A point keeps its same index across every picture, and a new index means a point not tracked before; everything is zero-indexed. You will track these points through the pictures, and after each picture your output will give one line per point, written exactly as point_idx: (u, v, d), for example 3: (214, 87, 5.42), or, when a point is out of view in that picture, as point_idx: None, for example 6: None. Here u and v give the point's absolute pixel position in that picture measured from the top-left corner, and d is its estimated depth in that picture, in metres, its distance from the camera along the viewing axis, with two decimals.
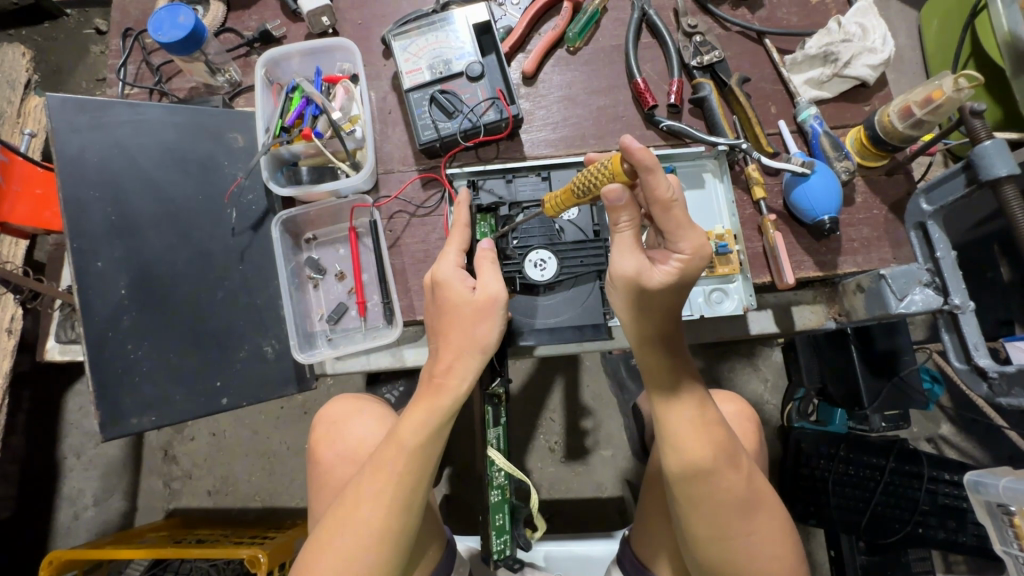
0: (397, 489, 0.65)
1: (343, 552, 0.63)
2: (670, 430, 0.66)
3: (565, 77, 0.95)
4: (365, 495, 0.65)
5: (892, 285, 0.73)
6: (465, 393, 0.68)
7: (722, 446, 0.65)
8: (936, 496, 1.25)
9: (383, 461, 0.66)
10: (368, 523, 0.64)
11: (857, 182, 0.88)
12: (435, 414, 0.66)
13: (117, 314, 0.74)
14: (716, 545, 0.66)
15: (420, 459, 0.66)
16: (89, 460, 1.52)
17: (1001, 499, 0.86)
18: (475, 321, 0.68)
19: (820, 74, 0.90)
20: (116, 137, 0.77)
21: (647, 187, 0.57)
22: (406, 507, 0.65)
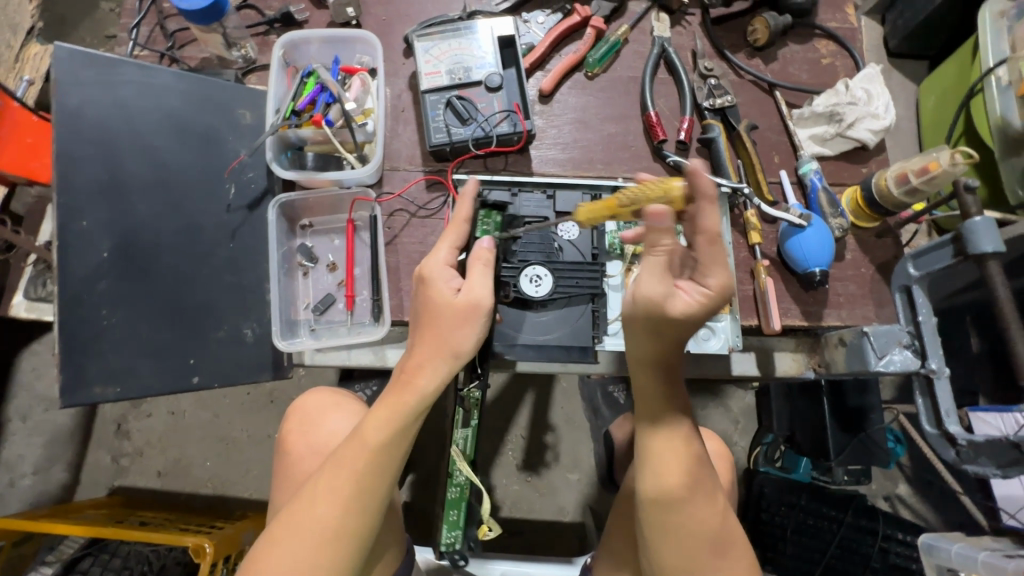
0: (355, 489, 0.63)
1: (297, 551, 0.61)
2: (652, 456, 0.65)
3: (580, 100, 0.96)
4: (321, 493, 0.63)
5: (872, 344, 0.76)
6: (438, 395, 0.67)
7: (699, 474, 0.65)
8: (887, 553, 1.31)
9: (344, 458, 0.64)
10: (322, 520, 0.62)
11: (849, 240, 0.90)
12: (401, 414, 0.65)
13: (94, 278, 0.71)
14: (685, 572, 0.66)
15: (383, 459, 0.64)
16: (35, 425, 1.45)
17: (951, 564, 0.88)
18: (458, 326, 0.68)
19: (825, 131, 0.93)
20: (118, 96, 0.75)
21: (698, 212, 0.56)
22: (364, 507, 0.63)
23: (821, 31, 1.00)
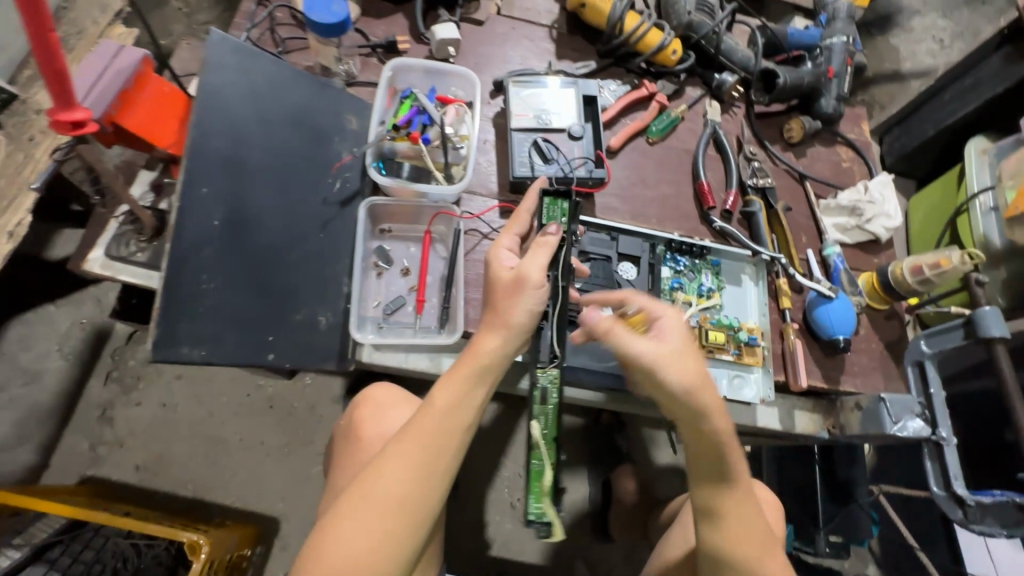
0: (421, 457, 0.64)
1: (367, 518, 0.62)
2: (724, 523, 0.69)
3: (640, 161, 1.08)
4: (389, 462, 0.64)
5: (888, 409, 0.84)
6: (500, 362, 0.70)
7: (736, 501, 0.70)
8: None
9: (414, 427, 0.66)
10: (389, 485, 0.62)
11: (863, 317, 1.02)
12: (462, 379, 0.68)
13: (203, 243, 0.71)
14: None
15: (450, 426, 0.66)
16: (10, 400, 1.36)
17: None
18: (512, 296, 0.72)
19: (846, 221, 1.07)
20: (253, 83, 0.79)
21: (672, 323, 0.71)
22: (434, 476, 0.65)
23: (842, 139, 1.18)
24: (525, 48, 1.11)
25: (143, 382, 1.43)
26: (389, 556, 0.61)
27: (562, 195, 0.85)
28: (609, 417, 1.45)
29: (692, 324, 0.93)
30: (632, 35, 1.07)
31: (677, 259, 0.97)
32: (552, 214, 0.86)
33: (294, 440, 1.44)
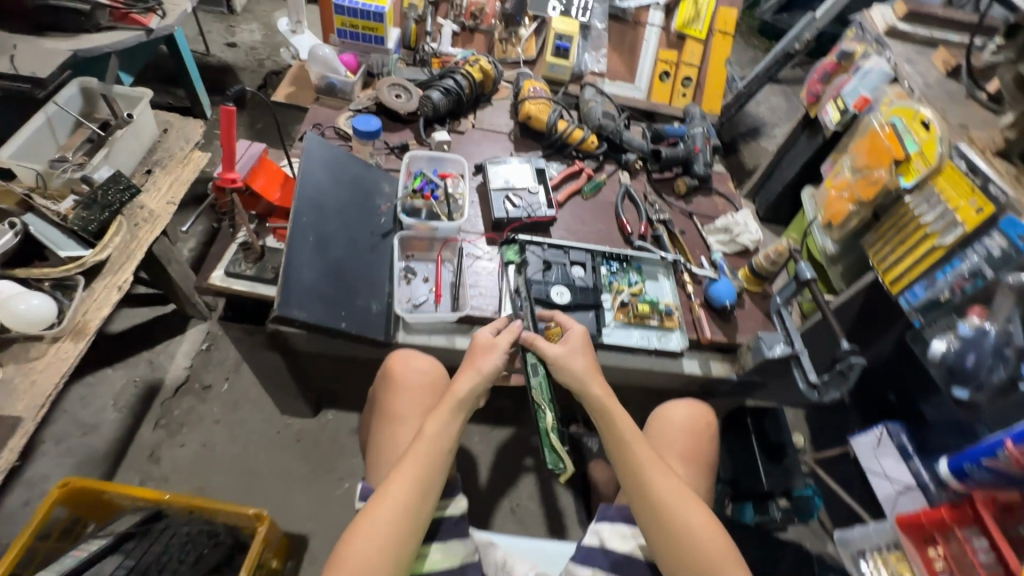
0: (421, 470, 0.93)
1: (402, 487, 0.91)
2: (656, 480, 0.96)
3: (580, 209, 1.57)
4: (396, 478, 0.92)
5: (763, 341, 1.25)
6: (470, 398, 1.03)
7: (632, 444, 1.01)
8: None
9: (416, 448, 0.95)
10: (397, 494, 0.90)
11: (745, 297, 1.46)
12: (446, 414, 1.00)
13: (302, 251, 1.10)
14: (651, 514, 0.94)
15: (438, 449, 0.96)
16: (68, 448, 1.57)
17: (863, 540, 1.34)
18: (490, 354, 1.08)
19: (723, 237, 1.56)
20: (330, 164, 1.26)
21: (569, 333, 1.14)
22: (439, 462, 0.95)
23: (717, 192, 1.72)
24: (494, 146, 1.65)
25: (186, 426, 1.66)
26: (394, 550, 0.86)
27: (513, 242, 1.36)
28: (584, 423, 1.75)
29: (626, 302, 1.34)
30: (563, 133, 1.63)
31: (611, 263, 1.42)
32: (511, 256, 1.35)
33: (319, 468, 1.66)
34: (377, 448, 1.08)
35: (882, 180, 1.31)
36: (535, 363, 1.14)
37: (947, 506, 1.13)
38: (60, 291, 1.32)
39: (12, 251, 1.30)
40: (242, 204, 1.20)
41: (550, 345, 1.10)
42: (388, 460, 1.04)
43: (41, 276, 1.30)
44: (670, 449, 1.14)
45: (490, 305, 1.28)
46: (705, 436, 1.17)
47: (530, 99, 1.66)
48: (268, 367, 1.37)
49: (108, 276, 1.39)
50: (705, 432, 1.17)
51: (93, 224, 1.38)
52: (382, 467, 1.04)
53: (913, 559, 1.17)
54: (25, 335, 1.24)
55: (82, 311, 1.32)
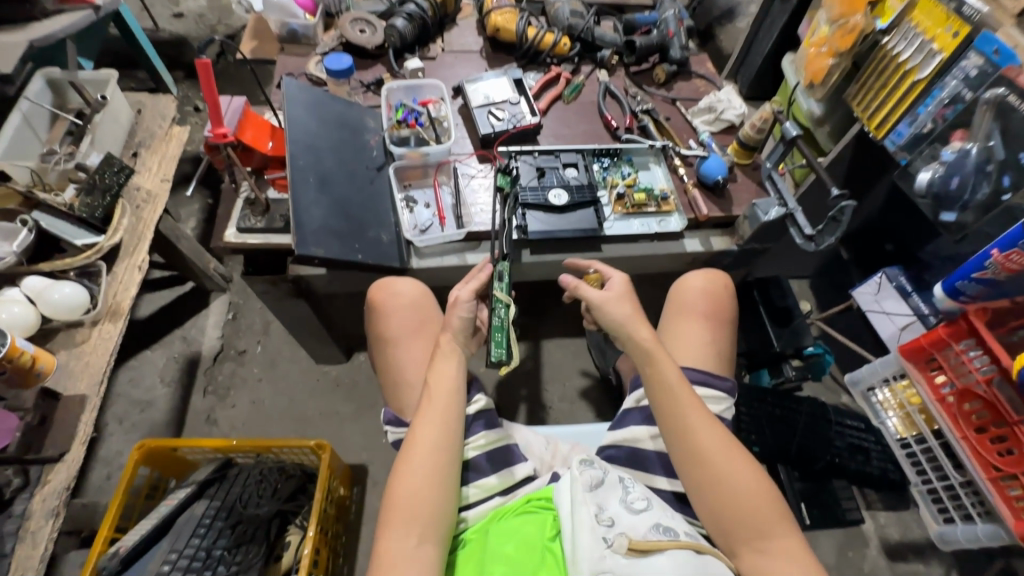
0: (441, 413, 1.02)
1: (427, 429, 1.00)
2: (689, 423, 0.90)
3: (564, 114, 1.58)
4: (419, 425, 1.01)
5: (760, 207, 1.31)
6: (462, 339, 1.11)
7: (679, 393, 0.92)
8: (846, 435, 1.73)
9: (429, 395, 1.04)
10: (426, 437, 1.00)
11: (738, 171, 1.49)
12: (447, 359, 1.08)
13: (306, 194, 1.15)
14: (697, 467, 0.87)
15: (450, 390, 1.05)
16: (132, 425, 1.69)
17: (870, 384, 1.45)
18: (453, 308, 1.12)
19: (709, 117, 1.56)
20: (314, 105, 1.27)
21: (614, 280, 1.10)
22: (454, 401, 1.04)
23: (697, 74, 1.70)
24: (469, 66, 1.64)
25: (233, 388, 1.77)
26: (438, 484, 0.96)
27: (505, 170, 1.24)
28: None
29: (622, 194, 1.38)
30: (535, 39, 1.61)
31: (602, 161, 1.45)
32: (502, 182, 1.24)
33: (363, 405, 1.78)
34: (387, 373, 1.16)
35: (859, 26, 1.27)
36: (502, 270, 1.19)
37: (943, 325, 1.21)
38: (87, 278, 1.38)
39: (31, 247, 1.35)
40: (236, 160, 1.22)
41: (596, 291, 1.05)
42: (400, 387, 1.13)
43: (66, 267, 1.34)
44: (692, 313, 1.12)
45: (493, 218, 1.33)
46: (725, 294, 1.15)
47: (495, 10, 1.63)
48: (297, 316, 1.45)
49: (126, 258, 1.44)
50: (725, 293, 1.16)
51: (99, 210, 1.42)
52: (403, 397, 1.13)
53: (918, 381, 1.28)
54: (67, 323, 1.32)
55: (113, 293, 1.39)
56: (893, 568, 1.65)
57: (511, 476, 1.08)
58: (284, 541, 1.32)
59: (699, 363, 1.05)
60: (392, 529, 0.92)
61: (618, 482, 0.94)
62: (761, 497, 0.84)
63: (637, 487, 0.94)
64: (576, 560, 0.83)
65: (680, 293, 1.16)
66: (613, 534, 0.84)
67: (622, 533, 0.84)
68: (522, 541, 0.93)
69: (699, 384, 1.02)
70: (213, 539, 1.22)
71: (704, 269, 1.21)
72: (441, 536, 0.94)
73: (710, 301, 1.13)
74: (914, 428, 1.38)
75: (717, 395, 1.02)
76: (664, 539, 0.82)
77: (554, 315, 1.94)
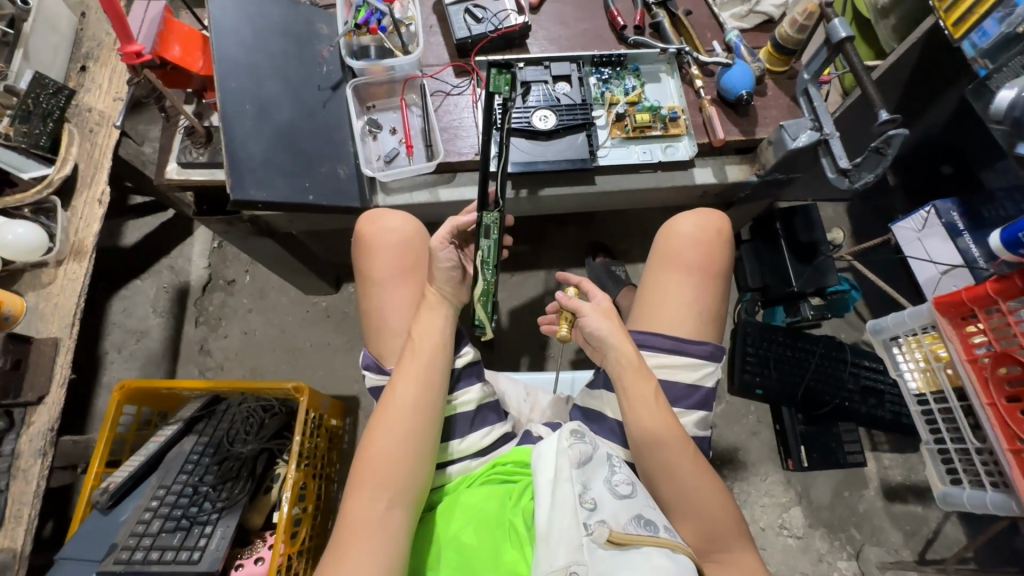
0: (424, 370, 0.92)
1: (408, 386, 0.90)
2: (656, 438, 0.84)
3: (561, 8, 1.29)
4: (400, 380, 0.91)
5: (787, 131, 1.08)
6: (453, 294, 0.99)
7: (657, 416, 0.84)
8: (859, 377, 1.64)
9: (413, 348, 0.93)
10: (406, 394, 0.89)
11: (769, 83, 1.23)
12: (435, 311, 0.97)
13: (242, 125, 1.00)
14: (664, 485, 0.83)
15: (437, 345, 0.94)
16: (130, 354, 1.72)
17: (893, 334, 1.30)
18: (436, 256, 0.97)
19: (740, 10, 1.27)
20: (247, 11, 1.06)
21: (600, 293, 0.97)
22: (438, 359, 0.93)
23: None
24: None
25: (224, 318, 1.76)
26: (417, 445, 0.88)
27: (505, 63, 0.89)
28: (605, 256, 1.70)
29: (622, 114, 1.16)
30: None
31: (602, 70, 1.20)
32: (499, 85, 0.89)
33: (355, 337, 1.75)
34: (367, 316, 1.03)
35: None
36: (488, 226, 1.00)
37: (992, 280, 1.03)
38: (43, 215, 1.30)
39: None
40: (161, 79, 1.05)
41: (591, 311, 0.92)
42: (381, 332, 1.00)
43: (19, 202, 1.27)
44: (678, 264, 0.97)
45: (468, 147, 1.14)
46: (720, 243, 0.99)
47: None
48: (268, 253, 1.36)
49: (84, 191, 1.35)
50: (718, 242, 0.99)
51: (43, 138, 1.31)
52: (384, 343, 1.00)
53: (950, 338, 1.12)
54: (31, 263, 1.26)
55: (74, 231, 1.31)
56: (890, 508, 1.62)
57: (490, 436, 1.01)
58: (274, 474, 1.36)
59: (674, 327, 0.94)
60: (361, 491, 0.83)
61: (605, 460, 0.84)
62: (725, 518, 0.81)
63: (625, 468, 0.85)
64: (550, 543, 0.74)
65: (670, 244, 1.00)
66: (594, 521, 0.75)
67: (603, 520, 0.76)
68: (484, 518, 0.87)
69: (668, 352, 0.92)
70: (201, 475, 1.25)
71: (697, 209, 1.03)
72: (414, 501, 0.85)
73: (704, 254, 0.97)
74: (933, 387, 1.22)
75: (692, 360, 0.92)
76: (644, 534, 0.75)
77: (555, 243, 1.80)
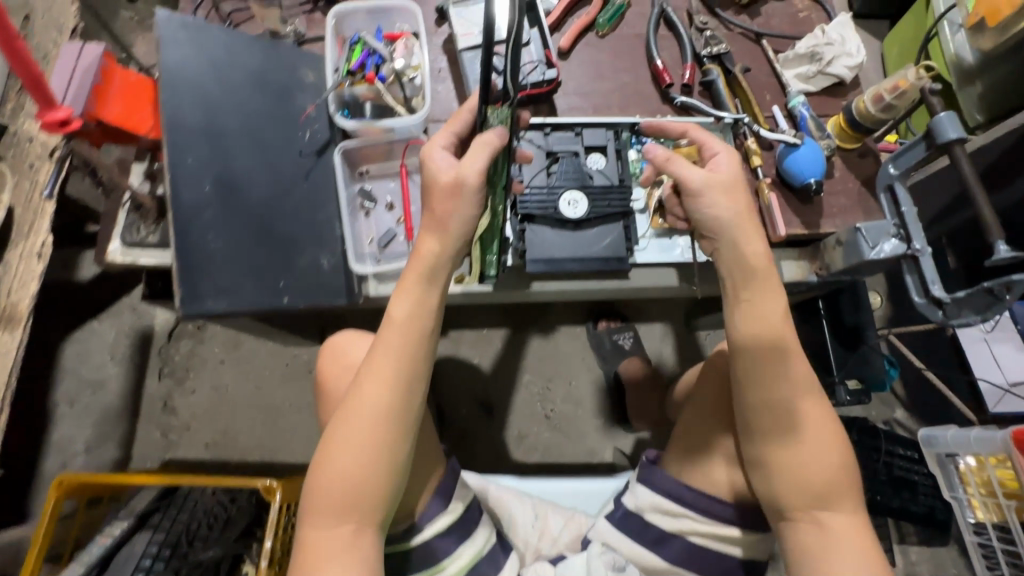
0: (399, 366, 0.69)
1: (375, 381, 0.69)
2: (781, 452, 0.68)
3: (594, 56, 1.09)
4: (366, 380, 0.69)
5: (865, 236, 0.90)
6: (444, 258, 0.70)
7: (783, 349, 0.67)
8: (890, 467, 1.49)
9: (385, 338, 0.70)
10: (375, 401, 0.68)
11: (836, 160, 1.04)
12: (423, 285, 0.70)
13: (201, 205, 0.77)
14: (770, 444, 0.68)
15: (413, 329, 0.70)
16: (83, 408, 1.50)
17: (949, 449, 1.15)
18: (453, 201, 0.68)
19: (808, 69, 1.07)
20: (210, 53, 0.83)
21: (722, 155, 0.71)
22: (416, 345, 0.70)
23: None
24: None
25: (193, 371, 1.56)
26: (376, 469, 0.68)
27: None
28: (609, 320, 1.60)
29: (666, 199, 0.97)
30: None
31: (643, 141, 1.01)
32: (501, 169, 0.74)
33: None
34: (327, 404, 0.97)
35: None
36: (497, 124, 0.70)
37: None
38: None
39: None
40: (97, 140, 0.83)
41: (694, 167, 0.70)
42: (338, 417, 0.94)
43: None
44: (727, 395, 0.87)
45: None
46: None
47: None
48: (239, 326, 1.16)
49: None
50: None
51: None
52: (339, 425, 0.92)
53: None
54: None
55: None
56: None
57: None
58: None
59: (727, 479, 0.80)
60: (317, 515, 0.68)
61: None
62: (850, 484, 0.67)
63: None
64: None
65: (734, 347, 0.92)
66: None
67: None
68: None
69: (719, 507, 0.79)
70: None
71: None
72: (382, 527, 0.70)
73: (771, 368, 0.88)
74: (997, 517, 1.09)
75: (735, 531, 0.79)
76: None
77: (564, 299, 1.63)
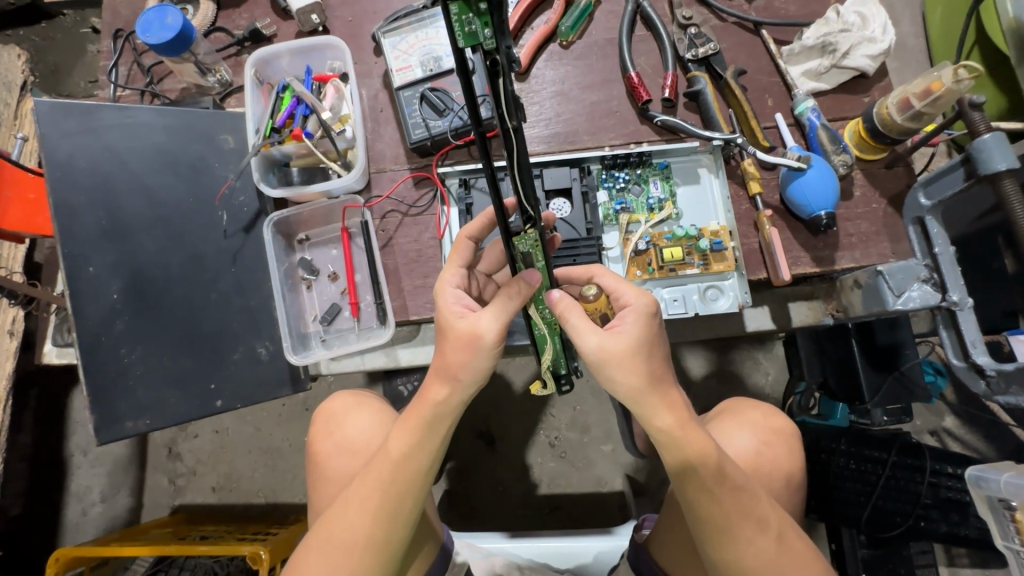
0: (385, 508, 0.62)
1: (356, 517, 0.62)
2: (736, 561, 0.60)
3: (558, 72, 0.93)
4: (347, 511, 0.63)
5: (888, 282, 0.72)
6: (456, 411, 0.62)
7: (712, 460, 0.59)
8: (939, 489, 1.12)
9: (374, 473, 0.63)
10: (353, 529, 0.62)
11: (856, 176, 0.86)
12: (425, 433, 0.62)
13: (110, 320, 0.78)
14: (714, 548, 0.60)
15: (409, 476, 0.62)
16: (95, 457, 1.43)
17: (1002, 494, 0.87)
18: (466, 354, 0.60)
19: (818, 64, 0.88)
20: (105, 141, 0.81)
21: (631, 313, 0.61)
22: (410, 494, 0.63)
23: None
24: None
25: None
26: None
27: None
28: None
29: (644, 247, 0.84)
30: None
31: (616, 176, 0.87)
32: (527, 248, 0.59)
33: None
34: (318, 466, 0.82)
35: None
36: (527, 253, 0.59)
37: None
38: None
39: None
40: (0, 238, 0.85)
41: (591, 329, 0.59)
42: (325, 486, 0.80)
43: None
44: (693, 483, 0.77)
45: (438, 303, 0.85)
46: (781, 454, 0.79)
47: None
48: None
49: None
50: (785, 452, 0.80)
51: None
52: (324, 492, 0.80)
53: None
54: None
55: None
56: None
57: None
58: None
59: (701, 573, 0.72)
60: None
61: None
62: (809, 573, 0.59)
63: None
64: None
65: (719, 424, 0.83)
66: None
67: None
68: None
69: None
70: None
71: (760, 400, 0.86)
72: None
73: (766, 462, 0.78)
74: None
75: None
76: None
77: None
